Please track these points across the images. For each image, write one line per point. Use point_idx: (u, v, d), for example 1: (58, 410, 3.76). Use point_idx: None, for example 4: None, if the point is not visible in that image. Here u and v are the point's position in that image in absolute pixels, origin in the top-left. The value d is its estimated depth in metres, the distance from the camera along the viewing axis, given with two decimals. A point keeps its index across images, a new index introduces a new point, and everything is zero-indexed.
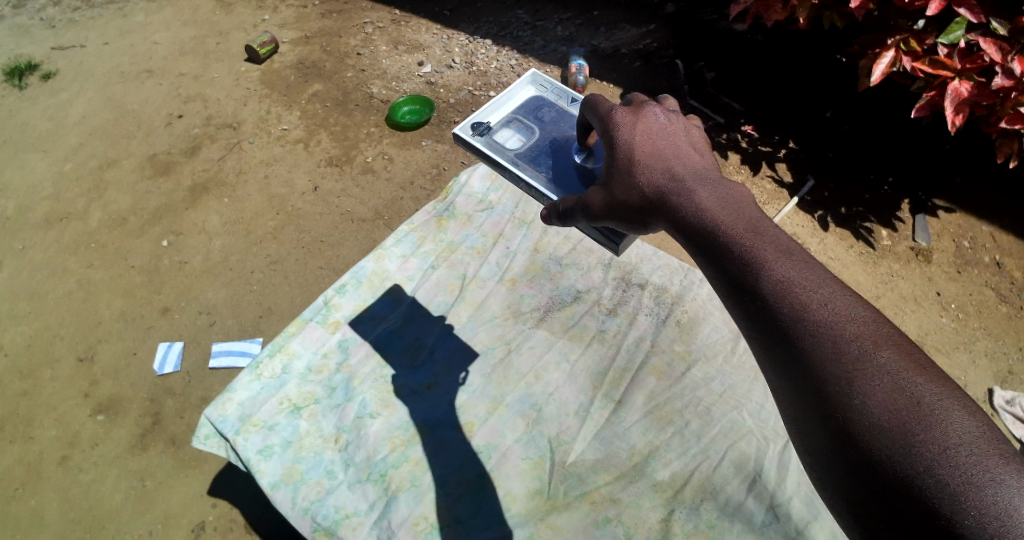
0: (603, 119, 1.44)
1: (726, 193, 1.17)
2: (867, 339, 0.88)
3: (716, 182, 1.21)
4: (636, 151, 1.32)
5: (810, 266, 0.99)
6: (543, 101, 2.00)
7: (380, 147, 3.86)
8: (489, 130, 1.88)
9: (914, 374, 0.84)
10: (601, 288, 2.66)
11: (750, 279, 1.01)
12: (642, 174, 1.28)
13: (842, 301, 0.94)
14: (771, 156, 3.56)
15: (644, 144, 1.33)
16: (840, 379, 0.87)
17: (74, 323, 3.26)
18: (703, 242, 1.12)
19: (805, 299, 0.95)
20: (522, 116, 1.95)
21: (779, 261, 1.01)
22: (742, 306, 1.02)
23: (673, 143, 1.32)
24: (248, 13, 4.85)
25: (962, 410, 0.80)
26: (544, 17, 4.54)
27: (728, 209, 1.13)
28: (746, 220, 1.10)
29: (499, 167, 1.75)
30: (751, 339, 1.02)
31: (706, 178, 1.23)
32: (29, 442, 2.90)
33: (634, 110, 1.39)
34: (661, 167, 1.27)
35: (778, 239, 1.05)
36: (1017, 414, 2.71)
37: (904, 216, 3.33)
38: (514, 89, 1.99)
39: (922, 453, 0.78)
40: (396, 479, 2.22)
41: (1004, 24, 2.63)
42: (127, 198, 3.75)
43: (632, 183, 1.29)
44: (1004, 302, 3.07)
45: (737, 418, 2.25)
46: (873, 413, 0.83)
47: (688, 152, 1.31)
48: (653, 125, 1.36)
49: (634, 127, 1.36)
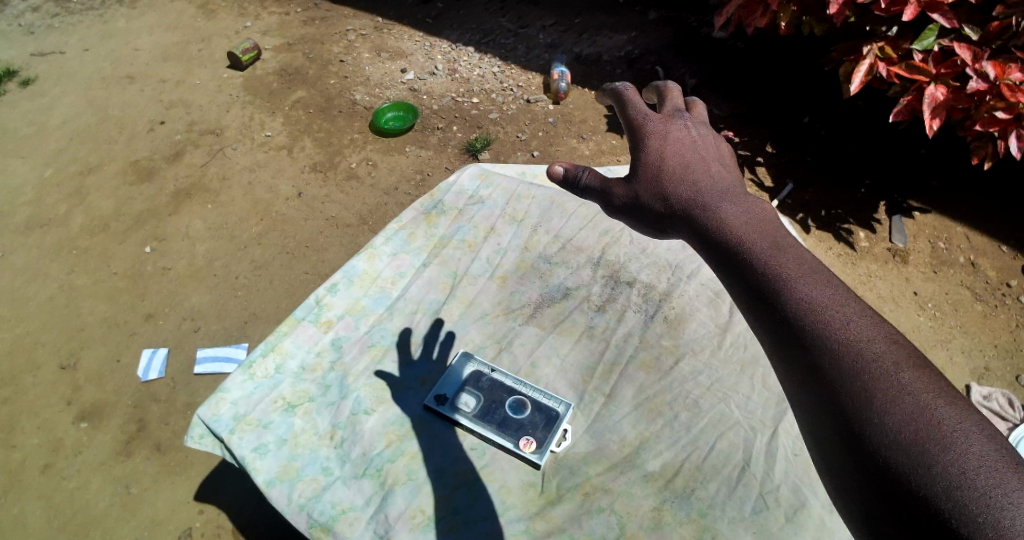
0: (633, 124, 1.47)
1: (749, 211, 1.22)
2: (888, 360, 0.89)
3: (740, 200, 1.26)
4: (665, 163, 1.36)
5: (833, 286, 1.01)
6: (499, 380, 2.40)
7: (364, 153, 3.87)
8: (454, 400, 2.34)
9: (932, 394, 0.84)
10: (591, 285, 2.71)
11: (774, 295, 1.02)
12: (670, 185, 1.33)
13: (863, 320, 0.95)
14: (751, 160, 3.66)
15: (674, 157, 1.37)
16: (859, 395, 0.87)
17: (56, 329, 3.21)
18: (724, 255, 1.15)
19: (828, 317, 0.96)
20: (483, 389, 2.37)
21: (802, 281, 1.02)
22: (763, 320, 1.02)
23: (700, 158, 1.37)
24: (231, 19, 4.92)
25: (980, 434, 0.80)
26: (527, 25, 4.67)
27: (751, 225, 1.18)
28: (771, 239, 1.13)
29: (463, 426, 2.29)
30: (770, 353, 1.02)
31: (730, 194, 1.28)
32: (10, 450, 2.83)
33: (667, 122, 1.44)
34: (687, 182, 1.32)
35: (802, 259, 1.08)
36: (995, 409, 2.74)
37: (881, 218, 3.42)
38: (474, 372, 2.41)
39: (940, 471, 0.78)
40: (392, 473, 2.19)
41: (976, 30, 2.76)
42: (109, 203, 3.71)
43: (658, 190, 1.34)
44: (979, 301, 3.16)
45: (725, 410, 2.31)
46: (889, 428, 0.83)
47: (714, 168, 1.35)
48: (684, 138, 1.41)
49: (665, 138, 1.40)
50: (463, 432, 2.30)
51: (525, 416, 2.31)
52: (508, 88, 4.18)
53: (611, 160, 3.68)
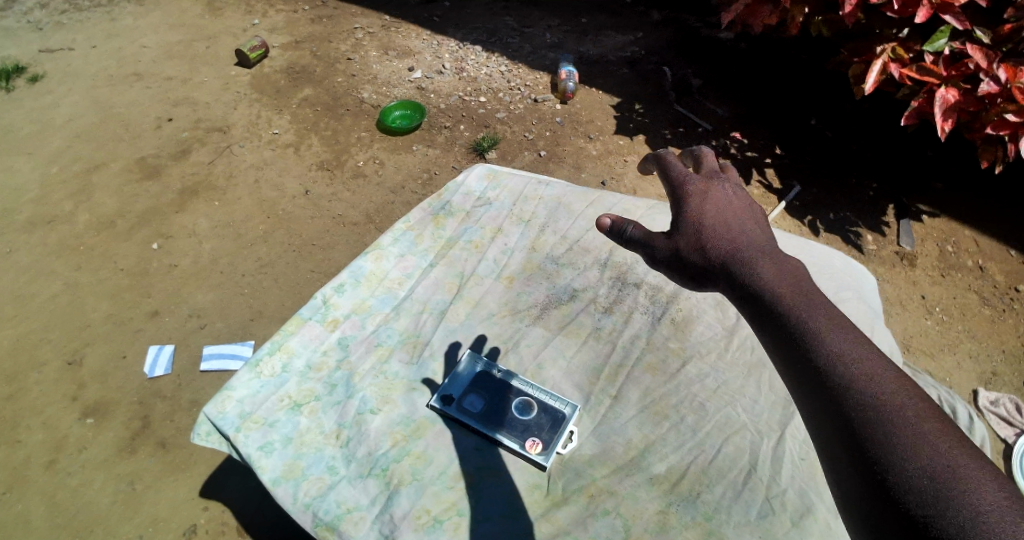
0: (674, 181, 1.43)
1: (785, 268, 1.20)
2: (910, 411, 0.91)
3: (777, 257, 1.24)
4: (706, 218, 1.32)
5: (862, 344, 1.02)
6: (506, 382, 2.39)
7: (371, 151, 3.87)
8: (459, 401, 2.34)
9: (952, 446, 0.86)
10: (598, 287, 2.70)
11: (805, 348, 1.04)
12: (711, 243, 1.28)
13: (888, 375, 0.97)
14: (758, 162, 3.62)
15: (714, 212, 1.33)
16: (880, 442, 0.89)
17: (61, 327, 3.22)
18: (761, 311, 1.15)
19: (856, 371, 0.97)
20: (489, 390, 2.37)
21: (833, 336, 1.04)
22: (794, 371, 1.04)
23: (740, 216, 1.33)
24: (238, 18, 4.93)
25: (995, 484, 0.82)
26: (533, 24, 4.67)
27: (786, 281, 1.17)
28: (804, 296, 1.13)
29: (467, 426, 2.29)
30: (799, 403, 1.04)
31: (767, 251, 1.26)
32: (14, 446, 2.84)
33: (706, 180, 1.40)
34: (726, 237, 1.29)
35: (833, 315, 1.08)
36: (1002, 414, 2.73)
37: (889, 221, 3.39)
38: (482, 373, 2.41)
39: (956, 516, 0.79)
40: (398, 473, 2.17)
41: (987, 33, 2.73)
42: (115, 201, 3.73)
43: (700, 247, 1.29)
44: (987, 305, 3.13)
45: (731, 413, 2.30)
46: (911, 477, 0.84)
47: (752, 226, 1.32)
48: (723, 196, 1.37)
49: (705, 195, 1.36)
50: (467, 431, 2.29)
51: (531, 417, 2.30)
52: (515, 88, 4.17)
53: (618, 160, 3.67)
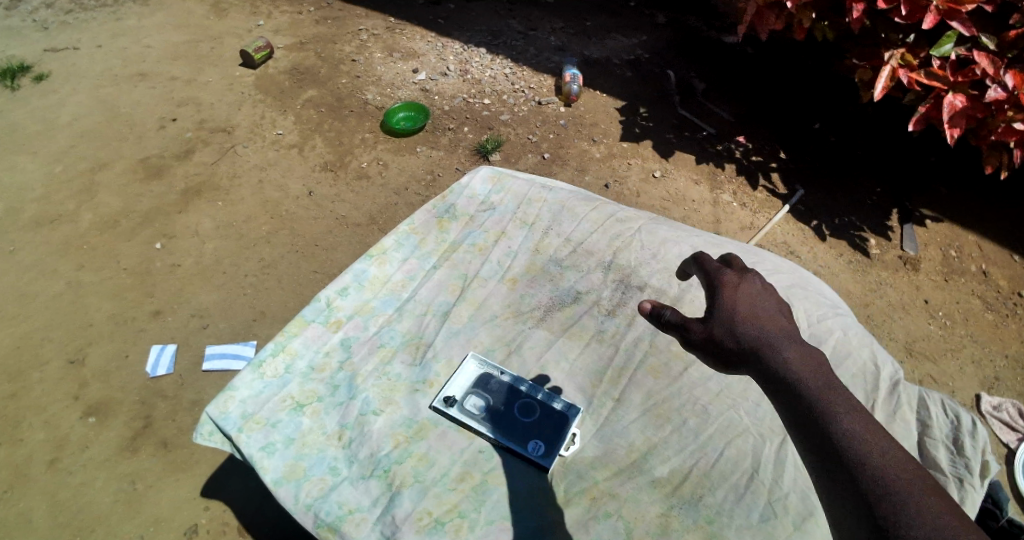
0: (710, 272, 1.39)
1: (823, 368, 1.19)
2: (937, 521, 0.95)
3: (814, 355, 1.21)
4: (743, 308, 1.28)
5: (892, 451, 1.05)
6: (509, 384, 2.41)
7: (375, 153, 3.88)
8: (463, 402, 2.35)
9: None
10: (601, 289, 2.69)
11: (839, 449, 1.05)
12: (749, 335, 1.24)
13: (917, 484, 1.00)
14: (764, 166, 3.62)
15: (750, 303, 1.29)
16: None
17: (64, 326, 3.22)
18: (799, 414, 1.13)
19: (887, 478, 1.00)
20: (492, 392, 2.39)
21: (865, 440, 1.06)
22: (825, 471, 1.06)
23: (778, 310, 1.30)
24: (243, 18, 4.95)
25: None
26: (537, 26, 4.68)
27: (823, 381, 1.16)
28: (840, 396, 1.13)
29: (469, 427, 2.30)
30: (827, 504, 1.06)
31: (805, 348, 1.23)
32: (16, 444, 2.84)
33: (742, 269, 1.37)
34: (762, 328, 1.25)
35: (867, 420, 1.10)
36: (1004, 419, 2.72)
37: (892, 226, 3.39)
38: (486, 375, 2.43)
39: None
40: (400, 474, 2.17)
41: (992, 39, 2.73)
42: (119, 200, 3.73)
43: (737, 337, 1.24)
44: (990, 310, 3.13)
45: (734, 417, 2.30)
46: None
47: (788, 321, 1.28)
48: (761, 288, 1.33)
49: (742, 285, 1.33)
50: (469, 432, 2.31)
51: (532, 420, 2.32)
52: (519, 90, 4.17)
53: (621, 163, 3.68)
